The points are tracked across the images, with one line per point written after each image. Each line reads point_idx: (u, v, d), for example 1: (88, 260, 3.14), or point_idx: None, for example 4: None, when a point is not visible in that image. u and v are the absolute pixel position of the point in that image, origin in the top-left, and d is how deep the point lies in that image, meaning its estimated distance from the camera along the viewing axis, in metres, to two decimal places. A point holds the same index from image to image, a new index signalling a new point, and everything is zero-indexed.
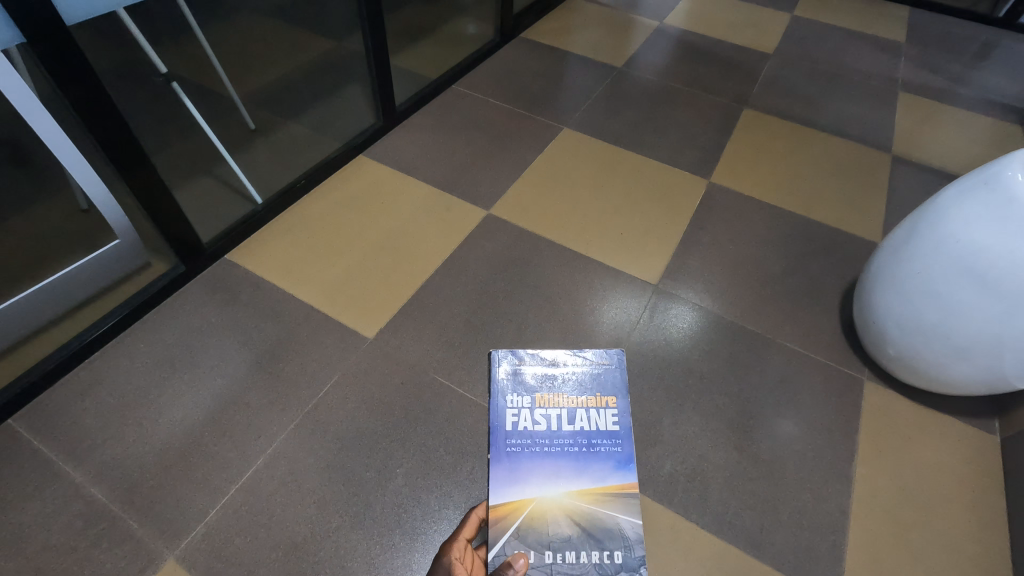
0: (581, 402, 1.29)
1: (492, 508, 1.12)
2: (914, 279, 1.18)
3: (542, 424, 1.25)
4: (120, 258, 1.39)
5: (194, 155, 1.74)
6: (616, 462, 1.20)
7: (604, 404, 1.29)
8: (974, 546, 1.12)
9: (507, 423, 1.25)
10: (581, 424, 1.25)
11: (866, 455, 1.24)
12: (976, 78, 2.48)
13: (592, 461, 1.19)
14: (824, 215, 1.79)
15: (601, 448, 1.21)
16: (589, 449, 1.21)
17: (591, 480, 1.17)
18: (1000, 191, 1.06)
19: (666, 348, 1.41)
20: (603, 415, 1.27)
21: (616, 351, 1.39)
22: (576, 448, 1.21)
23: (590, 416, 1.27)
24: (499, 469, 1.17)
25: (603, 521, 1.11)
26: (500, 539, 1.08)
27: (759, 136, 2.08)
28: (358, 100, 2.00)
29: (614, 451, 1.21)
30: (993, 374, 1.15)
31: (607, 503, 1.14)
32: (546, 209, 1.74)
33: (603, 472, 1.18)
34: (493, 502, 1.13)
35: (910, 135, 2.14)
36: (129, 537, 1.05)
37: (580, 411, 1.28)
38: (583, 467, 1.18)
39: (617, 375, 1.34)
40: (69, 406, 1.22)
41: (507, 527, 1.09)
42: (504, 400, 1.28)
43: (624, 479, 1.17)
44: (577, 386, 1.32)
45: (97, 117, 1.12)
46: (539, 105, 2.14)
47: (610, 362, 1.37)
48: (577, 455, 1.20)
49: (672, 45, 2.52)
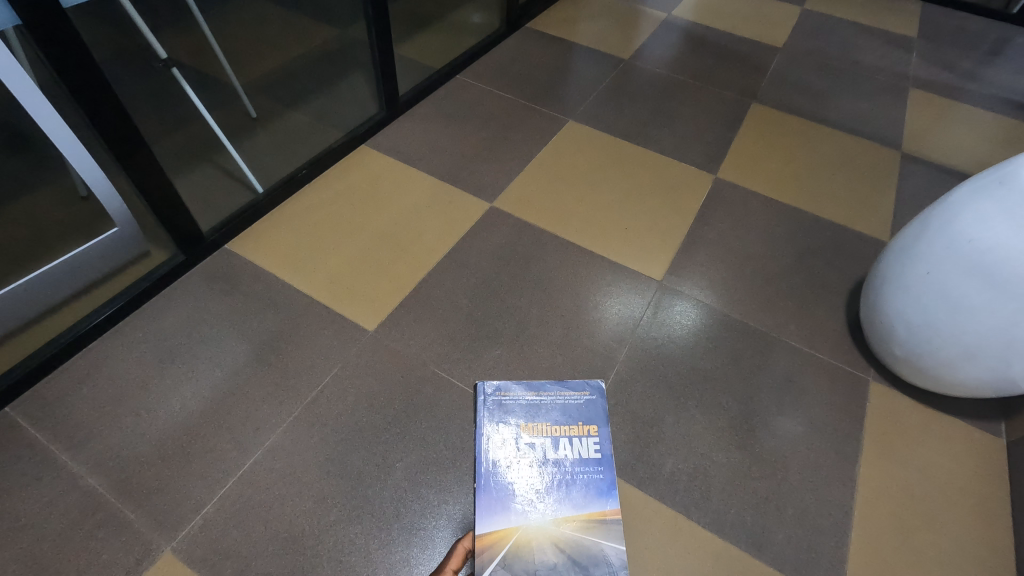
0: (564, 431, 1.23)
1: (478, 538, 1.06)
2: (923, 280, 1.16)
3: (524, 454, 1.19)
4: (119, 246, 1.38)
5: (194, 143, 1.72)
6: (598, 490, 1.15)
7: (586, 432, 1.22)
8: (978, 550, 1.11)
9: (489, 454, 1.18)
10: (562, 454, 1.19)
11: (870, 457, 1.23)
12: (987, 74, 2.45)
13: (574, 489, 1.15)
14: (831, 213, 1.76)
15: (583, 477, 1.16)
16: (570, 478, 1.16)
17: (572, 508, 1.12)
18: (1012, 189, 1.04)
19: (660, 364, 1.36)
20: (585, 444, 1.21)
21: (596, 379, 1.31)
22: (557, 477, 1.16)
23: (573, 445, 1.21)
24: (481, 501, 1.11)
25: (588, 548, 1.07)
26: (485, 569, 1.03)
27: (767, 131, 2.05)
28: (361, 89, 1.97)
29: (595, 479, 1.16)
30: (1002, 377, 1.14)
31: (591, 529, 1.09)
32: (549, 203, 1.72)
33: (584, 499, 1.13)
34: (479, 531, 1.07)
35: (919, 132, 2.11)
36: (125, 528, 1.05)
37: (562, 440, 1.22)
38: (564, 495, 1.14)
39: (599, 406, 1.27)
40: (67, 395, 1.21)
41: (493, 556, 1.04)
42: (487, 430, 1.22)
43: (605, 504, 1.13)
44: (560, 414, 1.25)
45: (95, 103, 1.09)
46: (543, 96, 2.11)
47: (591, 393, 1.29)
48: (558, 485, 1.15)
49: (679, 37, 2.49)
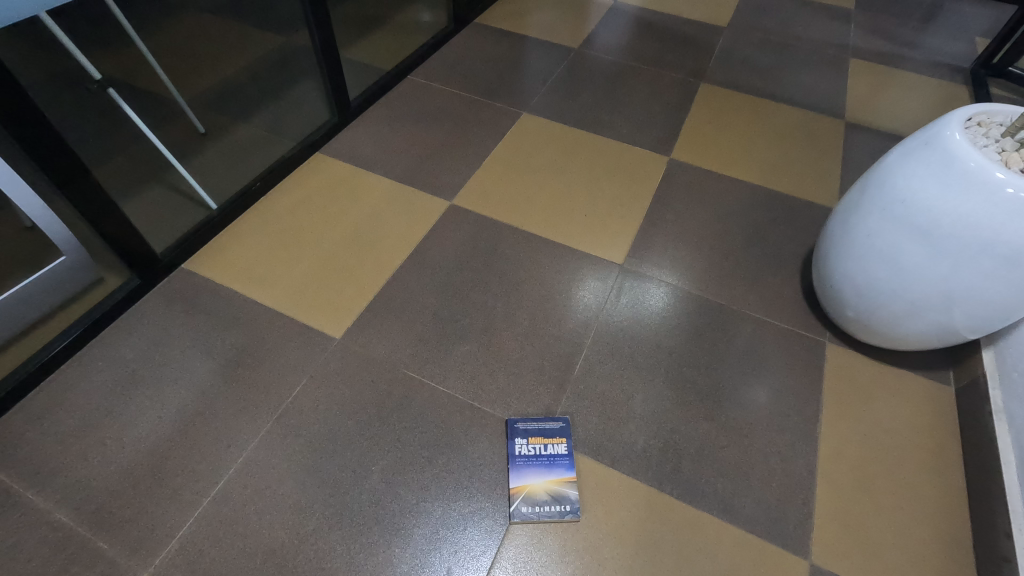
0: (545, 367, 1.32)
1: (515, 485, 1.14)
2: (864, 242, 1.21)
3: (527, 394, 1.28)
4: (70, 275, 1.34)
5: (140, 164, 1.68)
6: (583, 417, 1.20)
7: None
8: (935, 493, 1.17)
9: (507, 400, 1.27)
10: None
11: (830, 416, 1.28)
12: (922, 40, 2.54)
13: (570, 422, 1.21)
14: (783, 184, 1.82)
15: None
16: None
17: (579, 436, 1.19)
18: (940, 149, 1.09)
19: (626, 309, 1.46)
20: None
21: (569, 325, 1.42)
22: None
23: None
24: (518, 440, 1.20)
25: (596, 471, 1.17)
26: (522, 508, 1.11)
27: (717, 109, 2.10)
28: (311, 96, 1.95)
29: None
30: (944, 328, 1.20)
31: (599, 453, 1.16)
32: (509, 198, 1.73)
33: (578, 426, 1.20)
34: (516, 480, 1.14)
35: (862, 101, 2.18)
36: (100, 559, 1.03)
37: None
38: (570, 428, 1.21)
39: (569, 357, 1.36)
40: (26, 432, 1.17)
41: (527, 497, 1.13)
42: (474, 383, 1.30)
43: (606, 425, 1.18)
44: (539, 357, 1.35)
45: (30, 133, 1.06)
46: (496, 90, 2.12)
47: (563, 350, 1.37)
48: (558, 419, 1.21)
49: (627, 23, 2.52)
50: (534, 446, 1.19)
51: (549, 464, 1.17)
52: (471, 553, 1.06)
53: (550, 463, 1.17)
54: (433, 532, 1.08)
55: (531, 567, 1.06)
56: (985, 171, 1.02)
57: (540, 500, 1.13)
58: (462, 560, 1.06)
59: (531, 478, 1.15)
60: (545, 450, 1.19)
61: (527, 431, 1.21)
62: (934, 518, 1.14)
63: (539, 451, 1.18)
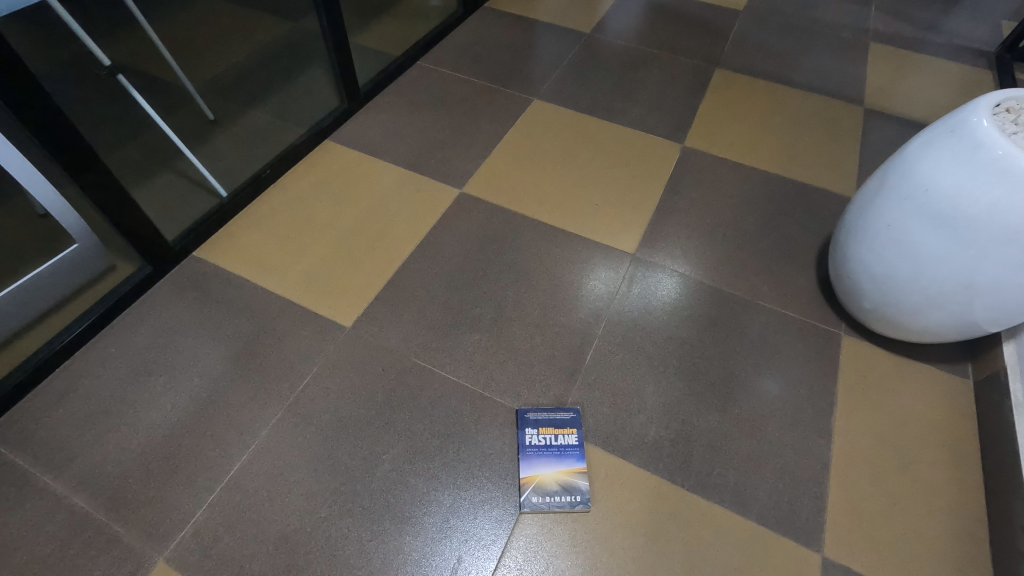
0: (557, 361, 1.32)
1: (524, 477, 1.14)
2: (884, 232, 1.19)
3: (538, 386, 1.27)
4: (83, 262, 1.35)
5: (151, 152, 1.68)
6: None
7: None
8: (951, 489, 1.15)
9: (518, 392, 1.26)
10: None
11: (845, 409, 1.26)
12: (945, 24, 2.47)
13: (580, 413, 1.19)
14: (800, 173, 1.78)
15: None
16: None
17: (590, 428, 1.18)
18: (966, 136, 1.05)
19: (637, 301, 1.44)
20: None
21: (580, 314, 1.40)
22: None
23: None
24: (528, 430, 1.20)
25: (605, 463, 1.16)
26: (530, 499, 1.11)
27: (733, 95, 2.05)
28: (320, 82, 1.93)
29: None
30: (964, 320, 1.17)
31: None
32: (519, 185, 1.71)
33: None
34: (525, 472, 1.14)
35: (882, 86, 2.13)
36: (116, 544, 1.04)
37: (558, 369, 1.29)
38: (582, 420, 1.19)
39: (580, 347, 1.35)
40: (42, 418, 1.19)
41: (535, 489, 1.12)
42: (485, 374, 1.29)
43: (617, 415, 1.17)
44: (551, 348, 1.34)
45: (39, 117, 1.06)
46: (507, 76, 2.09)
47: (575, 339, 1.36)
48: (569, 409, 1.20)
49: (641, 7, 2.46)
50: (544, 436, 1.19)
51: (560, 454, 1.16)
52: (482, 542, 1.07)
53: (561, 454, 1.16)
54: (443, 520, 1.09)
55: (541, 557, 1.06)
56: (1013, 159, 0.98)
57: (550, 490, 1.12)
58: (473, 550, 1.06)
59: (541, 468, 1.15)
60: (555, 440, 1.18)
61: (538, 421, 1.21)
62: (950, 513, 1.12)
63: (549, 441, 1.18)
